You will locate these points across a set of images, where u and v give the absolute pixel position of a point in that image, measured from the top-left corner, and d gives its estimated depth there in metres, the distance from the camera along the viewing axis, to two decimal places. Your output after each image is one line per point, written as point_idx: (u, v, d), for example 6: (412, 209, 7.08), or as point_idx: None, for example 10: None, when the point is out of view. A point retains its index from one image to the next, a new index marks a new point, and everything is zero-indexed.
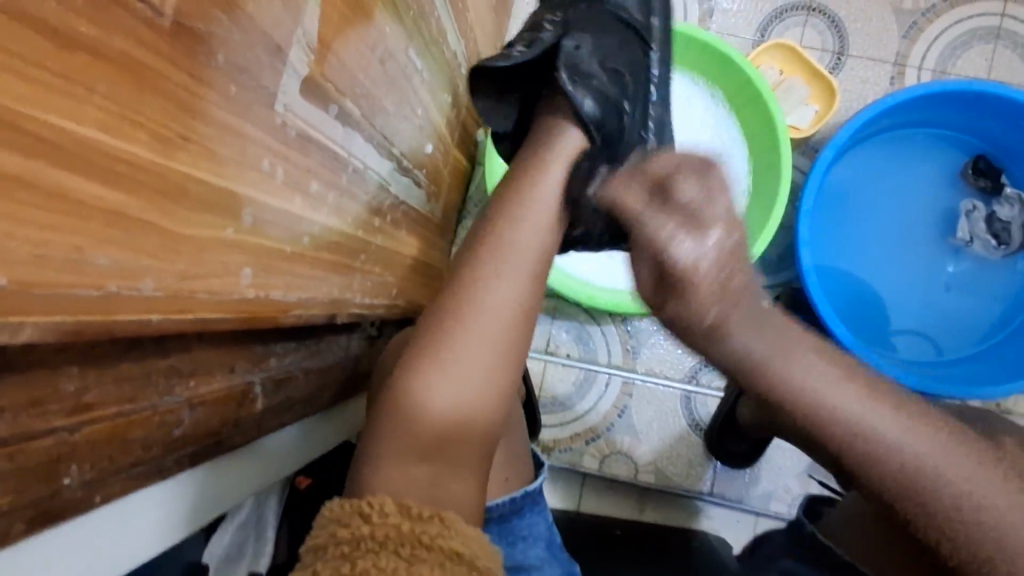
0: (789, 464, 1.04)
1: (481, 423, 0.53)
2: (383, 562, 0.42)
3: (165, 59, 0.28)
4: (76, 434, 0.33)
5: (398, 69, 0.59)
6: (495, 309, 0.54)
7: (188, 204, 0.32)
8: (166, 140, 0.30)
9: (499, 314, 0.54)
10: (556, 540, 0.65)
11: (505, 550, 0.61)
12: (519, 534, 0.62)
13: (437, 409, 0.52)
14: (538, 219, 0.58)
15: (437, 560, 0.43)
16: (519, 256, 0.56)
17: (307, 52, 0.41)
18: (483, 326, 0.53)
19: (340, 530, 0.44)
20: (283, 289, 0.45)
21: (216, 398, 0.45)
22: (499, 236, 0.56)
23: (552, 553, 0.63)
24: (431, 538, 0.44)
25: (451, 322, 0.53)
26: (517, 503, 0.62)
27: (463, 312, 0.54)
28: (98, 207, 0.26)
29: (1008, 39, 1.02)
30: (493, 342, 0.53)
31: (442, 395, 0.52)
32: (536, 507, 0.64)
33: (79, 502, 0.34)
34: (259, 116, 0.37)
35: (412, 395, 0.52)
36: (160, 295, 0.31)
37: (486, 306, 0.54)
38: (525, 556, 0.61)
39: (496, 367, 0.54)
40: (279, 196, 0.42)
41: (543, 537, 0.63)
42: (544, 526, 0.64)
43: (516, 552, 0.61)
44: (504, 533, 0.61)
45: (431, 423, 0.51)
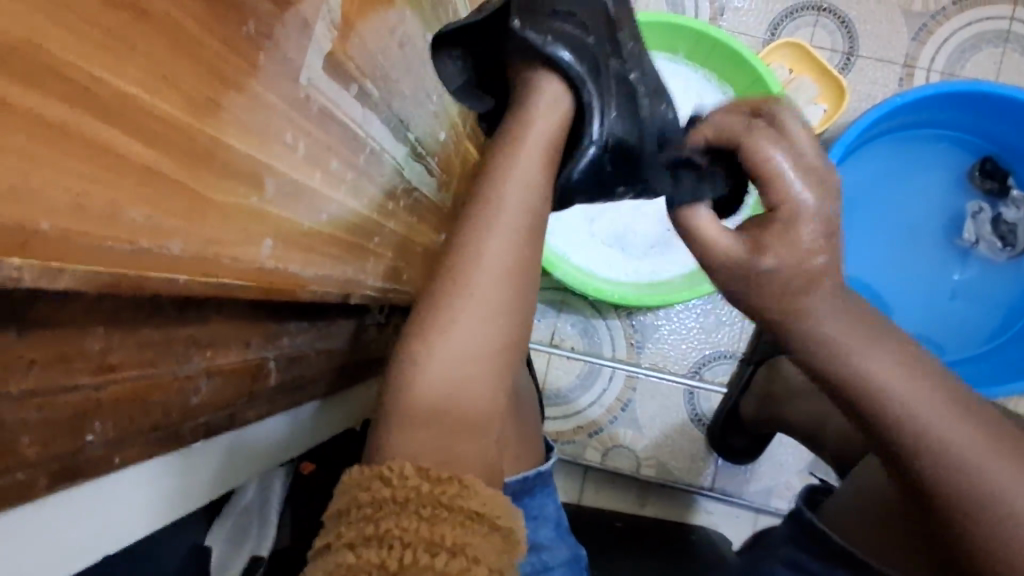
0: (791, 462, 1.05)
1: (483, 390, 0.53)
2: (405, 522, 0.42)
3: (200, 23, 0.29)
4: (100, 392, 0.34)
5: (415, 54, 0.59)
6: (492, 268, 0.54)
7: (216, 170, 0.33)
8: (199, 104, 0.30)
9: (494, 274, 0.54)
10: (563, 522, 0.66)
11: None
12: (532, 513, 0.63)
13: (439, 376, 0.52)
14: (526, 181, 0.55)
15: (458, 520, 0.43)
16: (507, 219, 0.54)
17: (331, 28, 0.42)
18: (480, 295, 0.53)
19: (362, 493, 0.44)
20: (300, 264, 0.46)
21: (231, 370, 0.46)
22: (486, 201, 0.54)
23: (559, 534, 0.65)
24: (451, 498, 0.44)
25: (452, 289, 0.53)
26: (529, 483, 0.63)
27: (457, 280, 0.53)
28: (135, 164, 0.27)
29: (1017, 43, 1.03)
30: (491, 307, 0.53)
31: (441, 362, 0.52)
32: (546, 488, 0.65)
33: (100, 462, 0.35)
34: (284, 88, 0.38)
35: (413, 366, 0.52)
36: (188, 257, 0.32)
37: (482, 276, 0.53)
38: (537, 536, 0.62)
39: (496, 328, 0.54)
40: (301, 170, 0.43)
41: (551, 517, 0.64)
42: (553, 507, 0.65)
43: (529, 531, 0.62)
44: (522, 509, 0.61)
45: (431, 392, 0.52)
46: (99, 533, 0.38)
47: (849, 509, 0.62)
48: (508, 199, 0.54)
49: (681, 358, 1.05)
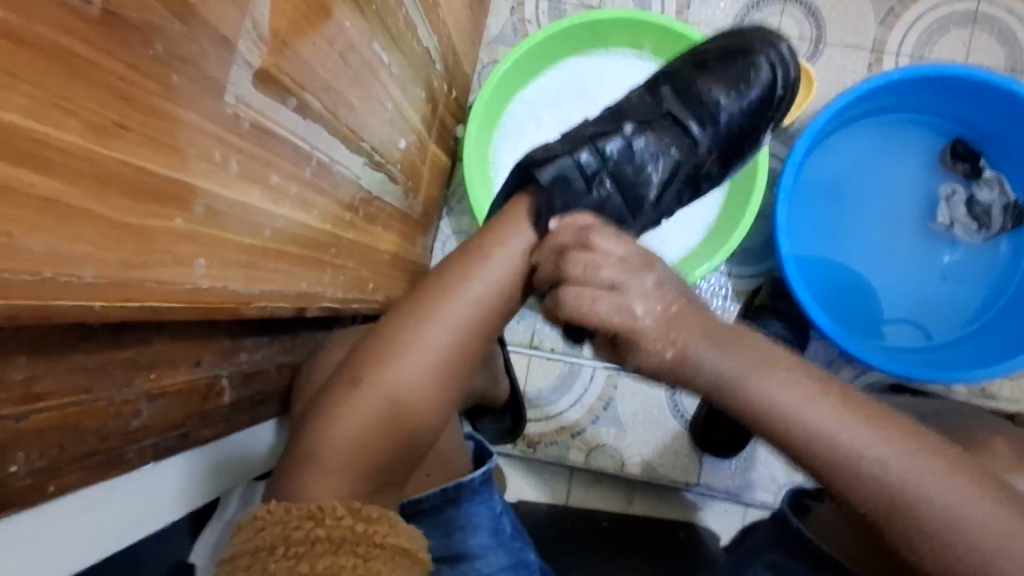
0: (774, 453, 1.04)
1: (410, 448, 0.58)
2: (342, 560, 0.46)
3: (96, 48, 0.29)
4: (23, 422, 0.33)
5: (362, 63, 0.59)
6: (432, 357, 0.58)
7: (129, 194, 0.33)
8: (102, 129, 0.30)
9: (429, 362, 0.58)
10: (504, 529, 0.67)
11: (441, 541, 0.64)
12: (458, 524, 0.65)
13: (359, 439, 0.56)
14: (492, 273, 0.59)
15: (388, 556, 0.48)
16: (461, 307, 0.58)
17: (257, 44, 0.41)
18: (417, 368, 0.57)
19: (294, 533, 0.47)
20: (242, 282, 0.45)
21: (179, 390, 0.46)
22: (445, 286, 0.59)
23: (499, 541, 0.66)
24: (382, 537, 0.49)
25: (388, 345, 0.58)
26: (459, 491, 0.64)
27: (400, 350, 0.57)
28: (28, 193, 0.26)
29: (985, 24, 1.02)
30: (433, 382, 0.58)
31: (375, 414, 0.56)
32: (477, 498, 0.66)
33: (31, 491, 0.35)
34: (207, 107, 0.38)
35: (344, 417, 0.56)
36: (103, 283, 0.32)
37: (422, 353, 0.57)
38: (467, 544, 0.64)
39: (426, 393, 0.58)
40: (234, 187, 0.42)
41: (486, 526, 0.66)
42: (486, 516, 0.66)
43: (454, 542, 0.64)
44: (438, 523, 0.64)
45: (358, 445, 0.56)
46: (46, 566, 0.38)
47: (829, 517, 0.62)
48: (463, 291, 0.59)
49: None
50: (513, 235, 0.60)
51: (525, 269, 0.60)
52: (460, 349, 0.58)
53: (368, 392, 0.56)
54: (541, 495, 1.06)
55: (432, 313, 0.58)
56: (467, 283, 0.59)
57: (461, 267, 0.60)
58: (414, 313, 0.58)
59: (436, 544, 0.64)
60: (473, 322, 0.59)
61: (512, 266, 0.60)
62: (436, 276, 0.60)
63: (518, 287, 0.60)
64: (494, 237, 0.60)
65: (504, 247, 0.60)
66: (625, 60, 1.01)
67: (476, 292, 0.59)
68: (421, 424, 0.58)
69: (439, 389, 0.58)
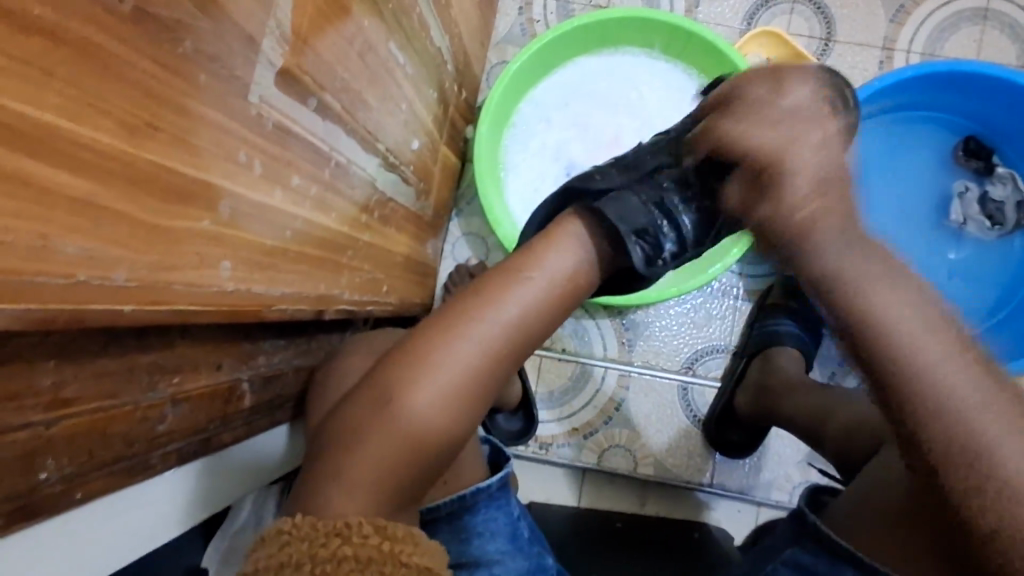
0: (787, 454, 1.04)
1: (429, 463, 0.56)
2: None
3: (128, 46, 0.28)
4: (52, 428, 0.33)
5: (378, 63, 0.58)
6: (459, 369, 0.57)
7: (158, 195, 0.32)
8: (133, 128, 0.29)
9: (457, 376, 0.57)
10: (522, 533, 0.66)
11: (459, 547, 0.63)
12: (474, 531, 0.64)
13: (378, 451, 0.54)
14: (528, 296, 0.59)
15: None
16: (491, 327, 0.58)
17: (280, 43, 0.41)
18: (440, 380, 0.56)
19: (319, 551, 0.46)
20: (264, 284, 0.45)
21: (201, 395, 0.45)
22: (479, 305, 0.59)
23: (516, 546, 0.65)
24: (408, 556, 0.47)
25: (413, 355, 0.57)
26: (477, 496, 0.64)
27: (429, 362, 0.57)
28: (63, 194, 0.26)
29: (995, 20, 1.01)
30: (455, 394, 0.56)
31: (393, 428, 0.55)
32: (494, 503, 0.65)
33: (59, 498, 0.34)
34: (232, 107, 0.37)
35: (365, 428, 0.55)
36: (133, 285, 0.31)
37: (446, 364, 0.56)
38: (485, 550, 0.64)
39: (447, 406, 0.56)
40: (257, 189, 0.42)
41: (502, 531, 0.65)
42: (503, 521, 0.65)
43: (472, 548, 0.63)
44: (456, 530, 0.63)
45: (377, 458, 0.54)
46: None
47: (851, 510, 0.59)
48: (497, 313, 0.58)
49: (673, 354, 1.04)
50: (552, 259, 0.61)
51: (559, 295, 0.61)
52: (486, 365, 0.58)
53: (394, 405, 0.55)
54: (554, 496, 1.05)
55: (461, 329, 0.58)
56: (502, 304, 0.59)
57: (497, 287, 0.60)
58: (443, 328, 0.58)
59: (451, 551, 0.63)
60: (503, 340, 0.58)
61: (547, 293, 0.60)
62: (473, 295, 0.60)
63: (550, 311, 0.61)
64: (532, 261, 0.61)
65: (541, 275, 0.60)
66: (636, 59, 1.01)
67: (510, 315, 0.59)
68: (444, 436, 0.56)
69: (463, 403, 0.57)
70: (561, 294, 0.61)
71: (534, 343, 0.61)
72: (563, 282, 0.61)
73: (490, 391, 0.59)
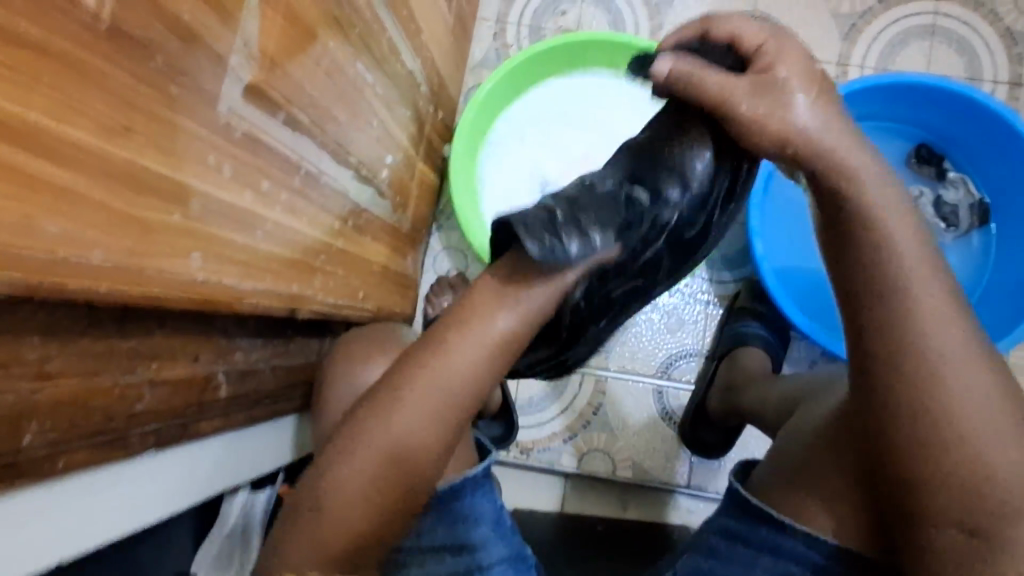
0: (763, 454, 1.06)
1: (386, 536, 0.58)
2: None
3: (106, 59, 0.33)
4: (37, 395, 0.37)
5: (347, 82, 0.63)
6: (406, 442, 0.56)
7: (133, 188, 0.37)
8: (109, 129, 0.34)
9: (408, 446, 0.56)
10: (503, 520, 0.70)
11: (446, 530, 0.66)
12: (461, 515, 0.66)
13: (334, 525, 0.56)
14: (467, 356, 0.57)
15: None
16: (435, 396, 0.57)
17: (248, 60, 0.46)
18: (393, 456, 0.56)
19: None
20: (236, 277, 0.49)
21: (178, 380, 0.49)
22: (424, 370, 0.57)
23: (499, 532, 0.69)
24: None
25: (359, 436, 0.56)
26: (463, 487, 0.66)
27: (374, 439, 0.56)
28: (48, 182, 0.31)
29: (943, 36, 1.07)
30: (405, 470, 0.57)
31: (340, 513, 0.56)
32: (480, 490, 0.68)
33: (42, 462, 0.38)
34: (203, 115, 0.42)
35: (319, 498, 0.56)
36: (109, 266, 0.36)
37: (398, 440, 0.56)
38: (471, 535, 0.67)
39: (398, 481, 0.57)
40: (228, 189, 0.46)
41: (487, 516, 0.68)
42: (488, 507, 0.68)
43: (458, 532, 0.66)
44: (445, 515, 0.66)
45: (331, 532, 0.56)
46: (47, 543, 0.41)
47: (772, 472, 0.62)
48: (437, 375, 0.57)
49: (648, 359, 1.08)
50: (483, 318, 0.57)
51: (496, 347, 0.57)
52: (435, 437, 0.57)
53: (348, 487, 0.56)
54: (536, 502, 1.08)
55: (408, 399, 0.56)
56: (437, 367, 0.57)
57: (443, 347, 0.57)
58: (393, 400, 0.57)
59: (439, 535, 0.66)
60: (447, 402, 0.57)
61: (489, 348, 0.57)
62: (418, 350, 0.58)
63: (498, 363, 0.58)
64: (471, 317, 0.58)
65: (473, 336, 0.57)
66: (602, 78, 1.06)
67: (453, 377, 0.57)
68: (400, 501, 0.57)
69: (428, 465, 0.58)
70: (499, 348, 0.58)
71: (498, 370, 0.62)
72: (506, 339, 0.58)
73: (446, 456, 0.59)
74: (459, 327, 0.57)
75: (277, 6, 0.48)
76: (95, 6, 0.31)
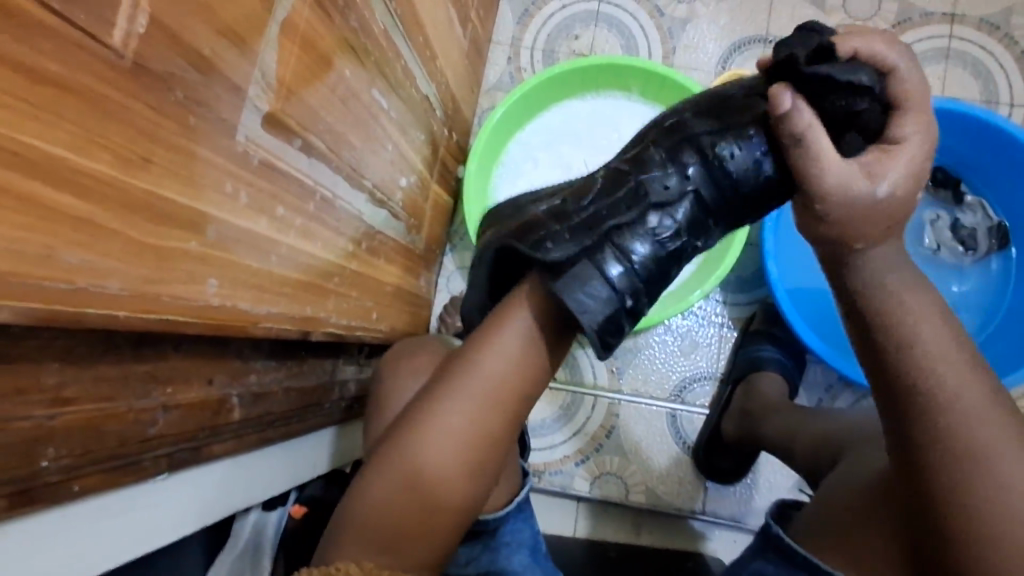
0: (779, 480, 1.04)
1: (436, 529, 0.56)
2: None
3: (128, 94, 0.34)
4: (55, 421, 0.37)
5: (362, 108, 0.64)
6: (449, 432, 0.55)
7: (152, 218, 0.37)
8: (131, 161, 0.35)
9: (454, 437, 0.55)
10: (540, 547, 0.69)
11: (489, 556, 0.65)
12: (503, 541, 0.66)
13: (387, 510, 0.55)
14: (509, 347, 0.56)
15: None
16: (478, 387, 0.55)
17: (266, 91, 0.47)
18: (438, 445, 0.55)
19: None
20: (251, 301, 0.50)
21: (191, 404, 0.50)
22: (465, 361, 0.56)
23: (535, 559, 0.68)
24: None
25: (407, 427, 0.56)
26: (504, 517, 0.65)
27: (416, 431, 0.55)
28: (71, 215, 0.31)
29: (958, 59, 1.07)
30: (450, 458, 0.55)
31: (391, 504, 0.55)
32: (520, 514, 0.67)
33: (56, 486, 0.38)
34: (221, 145, 0.43)
35: (371, 489, 0.56)
36: (127, 294, 0.36)
37: (443, 430, 0.55)
38: (510, 562, 0.65)
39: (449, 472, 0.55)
40: (244, 216, 0.47)
41: (526, 543, 0.67)
42: (527, 533, 0.68)
43: (500, 558, 0.65)
44: (487, 541, 0.65)
45: (381, 520, 0.55)
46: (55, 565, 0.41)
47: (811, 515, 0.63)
48: (480, 366, 0.56)
49: (661, 382, 1.07)
50: (520, 310, 0.56)
51: (538, 334, 0.56)
52: (480, 429, 0.55)
53: (395, 477, 0.55)
54: (549, 526, 1.06)
55: (451, 393, 0.55)
56: (480, 357, 0.56)
57: (484, 338, 0.57)
58: (437, 392, 0.56)
59: (483, 561, 0.65)
60: (491, 393, 0.55)
61: (528, 336, 0.56)
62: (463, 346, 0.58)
63: (537, 353, 0.56)
64: (506, 308, 0.57)
65: (515, 326, 0.56)
66: (614, 101, 1.07)
67: (493, 369, 0.55)
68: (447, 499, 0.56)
69: (472, 463, 0.56)
70: (539, 340, 0.56)
71: (546, 373, 0.58)
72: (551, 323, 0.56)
73: (491, 455, 0.56)
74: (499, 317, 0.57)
75: (295, 38, 0.49)
76: (119, 43, 0.32)
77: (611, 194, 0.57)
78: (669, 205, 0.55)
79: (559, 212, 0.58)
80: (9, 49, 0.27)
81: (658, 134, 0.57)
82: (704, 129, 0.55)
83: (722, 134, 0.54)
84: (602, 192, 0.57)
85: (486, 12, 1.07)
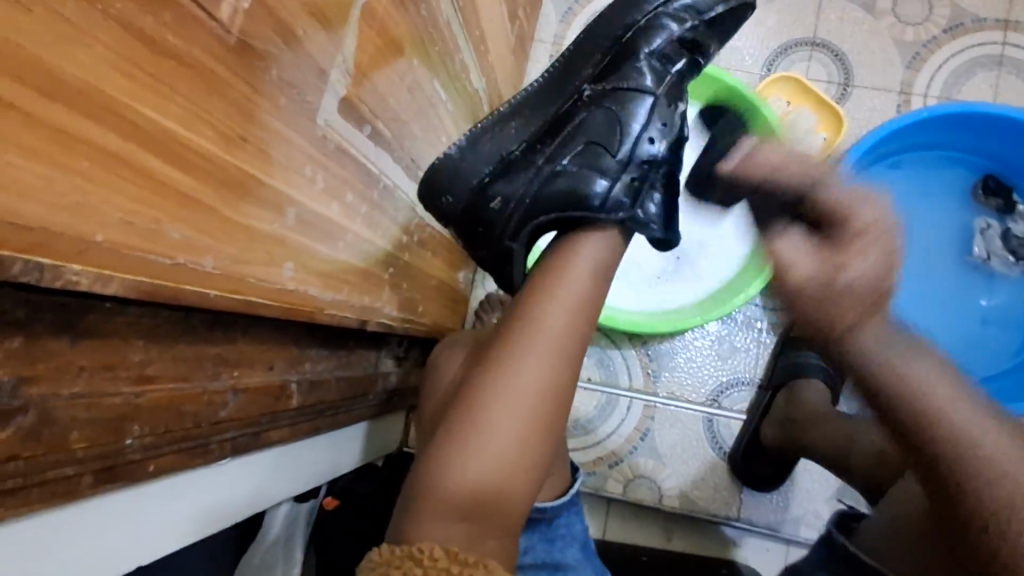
0: (817, 487, 1.03)
1: (512, 496, 0.55)
2: None
3: (231, 71, 0.34)
4: (139, 398, 0.37)
5: (424, 98, 0.64)
6: (523, 391, 0.55)
7: (242, 197, 0.37)
8: (229, 139, 0.35)
9: (529, 391, 0.55)
10: (589, 543, 0.68)
11: (544, 546, 0.64)
12: (558, 532, 0.65)
13: (469, 479, 0.53)
14: (565, 297, 0.58)
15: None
16: (544, 339, 0.56)
17: (345, 76, 0.47)
18: (510, 404, 0.55)
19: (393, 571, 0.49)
20: (319, 287, 0.50)
21: (256, 388, 0.49)
22: (524, 320, 0.57)
23: (585, 555, 0.66)
24: None
25: (476, 396, 0.55)
26: (563, 506, 0.66)
27: (488, 399, 0.55)
28: (175, 189, 0.31)
29: (1012, 66, 1.05)
30: (521, 418, 0.55)
31: (466, 474, 0.53)
32: (575, 508, 0.68)
33: (136, 464, 0.38)
34: (305, 128, 0.43)
35: (444, 461, 0.54)
36: (217, 273, 0.36)
37: (512, 388, 0.55)
38: (564, 555, 0.64)
39: (522, 435, 0.55)
40: (319, 201, 0.47)
41: (579, 537, 0.67)
42: (581, 526, 0.68)
43: (555, 549, 0.64)
44: (543, 531, 0.65)
45: (459, 489, 0.53)
46: (122, 545, 0.41)
47: (876, 533, 0.61)
48: (542, 321, 0.57)
49: (698, 386, 1.06)
50: (580, 259, 0.60)
51: (587, 281, 0.59)
52: (550, 382, 0.56)
53: (470, 442, 0.54)
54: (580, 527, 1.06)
55: (515, 351, 0.56)
56: (542, 312, 0.57)
57: (539, 292, 0.58)
58: (503, 354, 0.56)
59: (537, 550, 0.64)
60: (554, 345, 0.57)
61: (581, 284, 0.59)
62: (516, 307, 0.59)
63: (586, 298, 0.59)
64: (567, 257, 0.60)
65: (573, 278, 0.59)
66: None
67: (553, 321, 0.57)
68: (525, 459, 0.55)
69: (538, 423, 0.56)
70: (594, 290, 0.59)
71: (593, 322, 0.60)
72: (596, 272, 0.60)
73: (556, 414, 0.57)
74: (551, 270, 0.59)
75: (372, 24, 0.49)
76: (226, 19, 0.32)
77: (617, 117, 0.62)
78: (650, 78, 0.62)
79: (587, 158, 0.61)
80: (134, 18, 0.27)
81: (600, 45, 0.64)
82: (648, 14, 0.63)
83: (671, 9, 0.63)
84: (609, 118, 0.61)
85: (532, 8, 1.07)
